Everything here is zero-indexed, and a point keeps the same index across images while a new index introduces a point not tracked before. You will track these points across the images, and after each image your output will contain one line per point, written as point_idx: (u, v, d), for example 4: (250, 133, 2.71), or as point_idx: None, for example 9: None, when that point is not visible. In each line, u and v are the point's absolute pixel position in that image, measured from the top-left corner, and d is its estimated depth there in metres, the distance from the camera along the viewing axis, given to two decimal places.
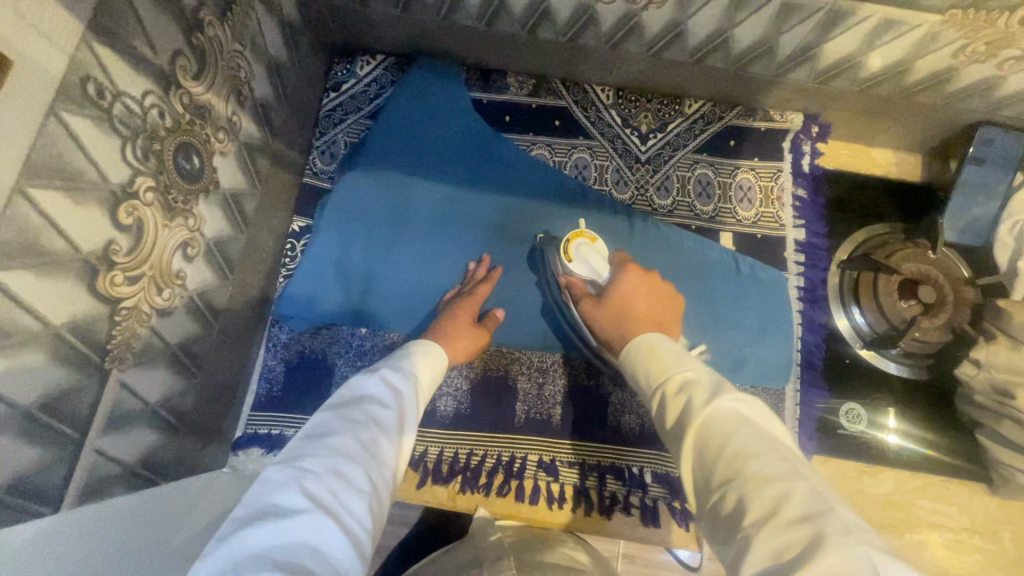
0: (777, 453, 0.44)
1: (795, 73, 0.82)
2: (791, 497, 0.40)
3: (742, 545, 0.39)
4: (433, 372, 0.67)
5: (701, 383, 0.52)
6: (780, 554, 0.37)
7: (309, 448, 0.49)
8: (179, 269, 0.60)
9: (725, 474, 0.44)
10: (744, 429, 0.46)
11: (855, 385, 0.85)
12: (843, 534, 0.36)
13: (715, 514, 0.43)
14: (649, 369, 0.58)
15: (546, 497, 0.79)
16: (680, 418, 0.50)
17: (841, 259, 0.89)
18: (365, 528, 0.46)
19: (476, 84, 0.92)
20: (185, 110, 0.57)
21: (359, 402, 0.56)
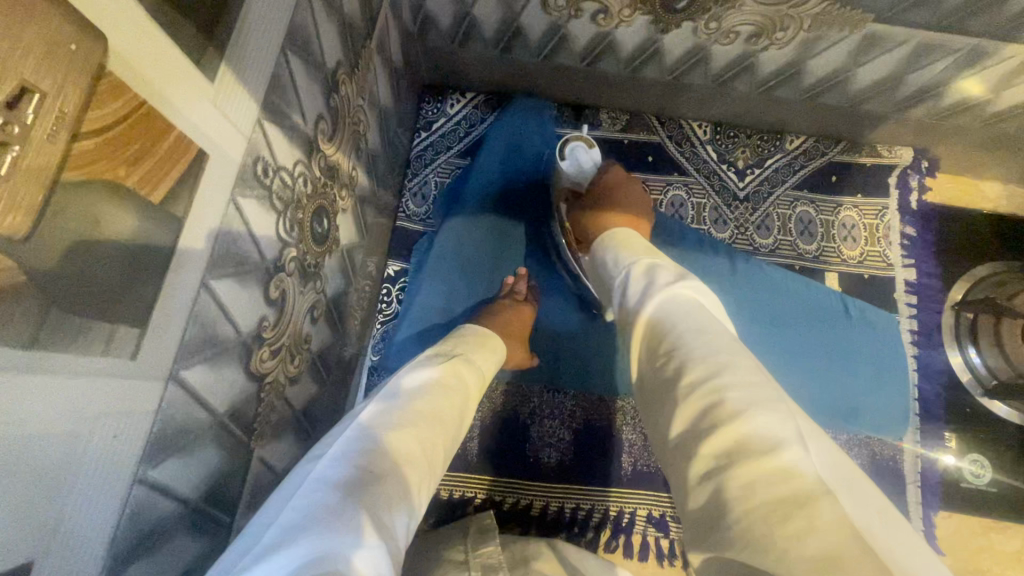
0: (723, 335, 0.43)
1: (913, 110, 0.78)
2: (732, 369, 0.39)
3: (675, 411, 0.39)
4: (483, 367, 0.61)
5: (668, 269, 0.52)
6: (704, 417, 0.37)
7: (361, 442, 0.43)
8: (307, 333, 0.59)
9: (669, 347, 0.43)
10: (699, 313, 0.46)
11: (979, 434, 0.82)
12: (771, 402, 0.37)
13: (656, 379, 0.43)
14: (619, 255, 0.59)
15: (656, 554, 0.76)
16: (639, 299, 0.50)
17: (956, 300, 0.85)
18: (405, 545, 0.40)
19: (568, 120, 0.91)
20: (321, 173, 0.55)
21: (408, 397, 0.50)
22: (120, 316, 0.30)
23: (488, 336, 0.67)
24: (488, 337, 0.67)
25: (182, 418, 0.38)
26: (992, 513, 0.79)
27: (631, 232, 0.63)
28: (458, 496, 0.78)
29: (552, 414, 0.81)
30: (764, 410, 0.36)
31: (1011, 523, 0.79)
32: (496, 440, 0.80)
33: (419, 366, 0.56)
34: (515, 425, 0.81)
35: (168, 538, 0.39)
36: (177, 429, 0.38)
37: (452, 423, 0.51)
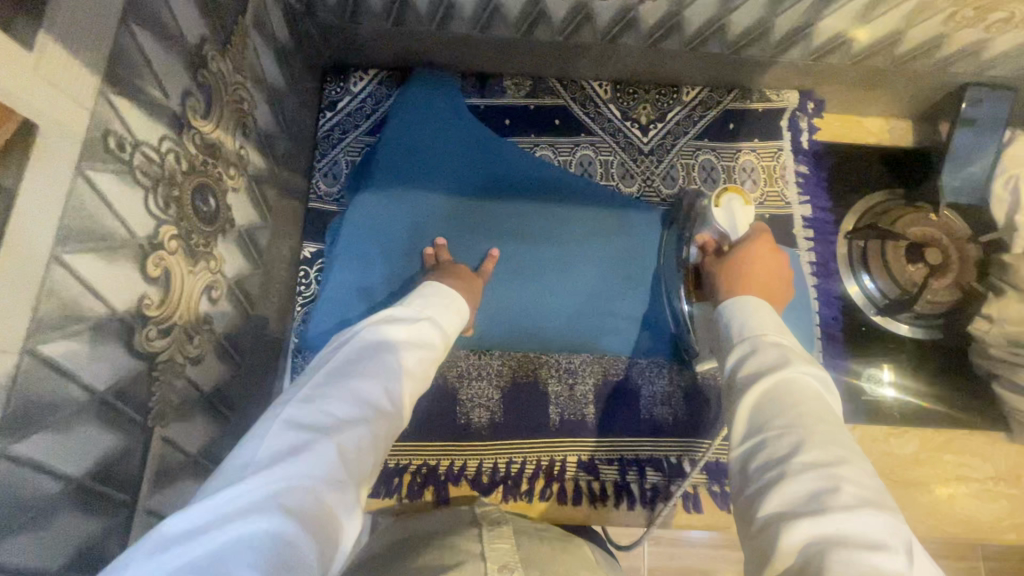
0: (839, 429, 0.48)
1: (790, 52, 0.83)
2: (848, 467, 0.45)
3: (778, 482, 0.45)
4: (450, 329, 0.69)
5: (792, 347, 0.56)
6: (809, 499, 0.43)
7: (328, 390, 0.54)
8: (206, 313, 0.59)
9: (786, 422, 0.48)
10: (816, 401, 0.50)
11: (878, 352, 0.89)
12: (881, 509, 0.43)
13: (760, 447, 0.49)
14: (743, 319, 0.60)
15: (589, 496, 0.81)
16: (757, 364, 0.54)
17: (848, 230, 0.91)
18: (366, 474, 0.51)
19: (473, 90, 0.92)
20: (199, 151, 0.54)
21: (373, 349, 0.60)
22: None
23: (459, 302, 0.72)
24: (459, 301, 0.72)
25: (47, 392, 0.38)
26: (891, 421, 0.86)
27: (765, 304, 0.62)
28: (395, 464, 0.80)
29: (480, 376, 0.83)
30: (874, 513, 0.42)
31: (906, 428, 0.86)
32: (427, 408, 0.82)
33: (388, 321, 0.65)
34: (443, 390, 0.83)
35: (48, 514, 0.40)
36: (41, 404, 0.38)
37: (411, 371, 0.61)
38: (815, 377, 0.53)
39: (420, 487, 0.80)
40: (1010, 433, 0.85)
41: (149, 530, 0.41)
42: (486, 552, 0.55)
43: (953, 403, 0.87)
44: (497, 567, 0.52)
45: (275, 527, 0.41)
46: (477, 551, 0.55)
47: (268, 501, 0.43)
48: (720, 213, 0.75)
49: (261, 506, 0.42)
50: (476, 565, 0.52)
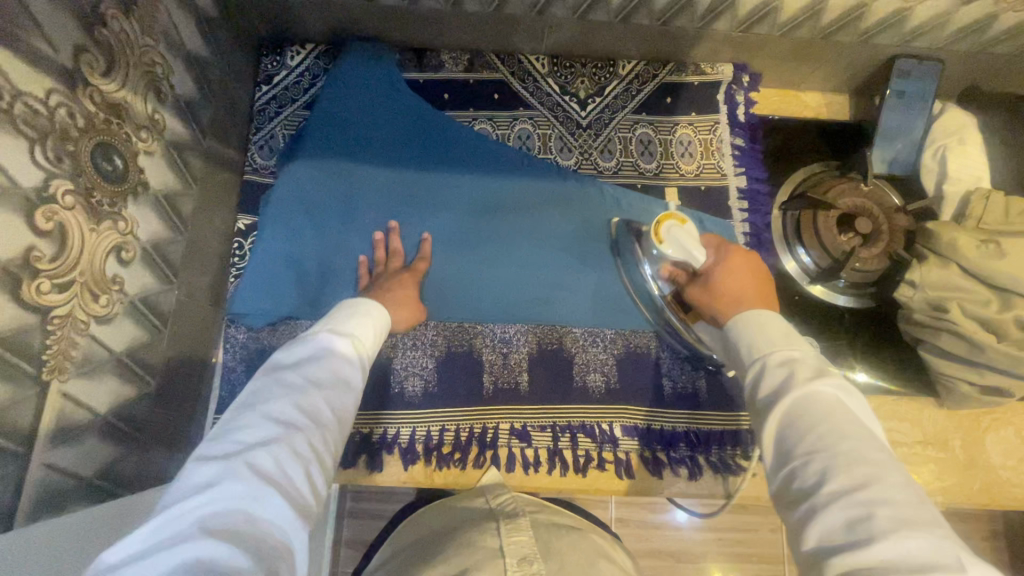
0: (870, 442, 0.50)
1: (718, 23, 0.84)
2: (882, 484, 0.46)
3: (817, 509, 0.47)
4: (376, 335, 0.69)
5: (805, 361, 0.57)
6: (850, 525, 0.45)
7: (244, 419, 0.53)
8: (114, 274, 0.59)
9: (809, 448, 0.50)
10: (839, 415, 0.52)
11: (813, 321, 0.90)
12: (929, 527, 0.44)
13: (792, 475, 0.51)
14: (750, 339, 0.62)
15: (521, 463, 0.81)
16: (775, 388, 0.56)
17: (782, 202, 0.93)
18: (305, 489, 0.50)
19: (411, 64, 0.93)
20: (99, 109, 0.55)
21: (290, 370, 0.59)
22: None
23: (375, 307, 0.71)
24: (375, 309, 0.71)
25: None
26: None
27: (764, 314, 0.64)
28: None
29: (415, 346, 0.84)
30: (918, 531, 0.43)
31: None
32: None
33: (307, 338, 0.64)
34: (378, 360, 0.83)
35: None
36: None
37: (336, 381, 0.60)
38: (830, 384, 0.54)
39: (353, 456, 0.80)
40: (937, 398, 0.86)
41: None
42: (505, 546, 0.62)
43: (884, 367, 0.88)
44: (517, 561, 0.59)
45: (202, 555, 0.41)
46: (496, 546, 0.62)
47: (188, 533, 0.42)
48: (665, 247, 0.72)
49: (182, 539, 0.42)
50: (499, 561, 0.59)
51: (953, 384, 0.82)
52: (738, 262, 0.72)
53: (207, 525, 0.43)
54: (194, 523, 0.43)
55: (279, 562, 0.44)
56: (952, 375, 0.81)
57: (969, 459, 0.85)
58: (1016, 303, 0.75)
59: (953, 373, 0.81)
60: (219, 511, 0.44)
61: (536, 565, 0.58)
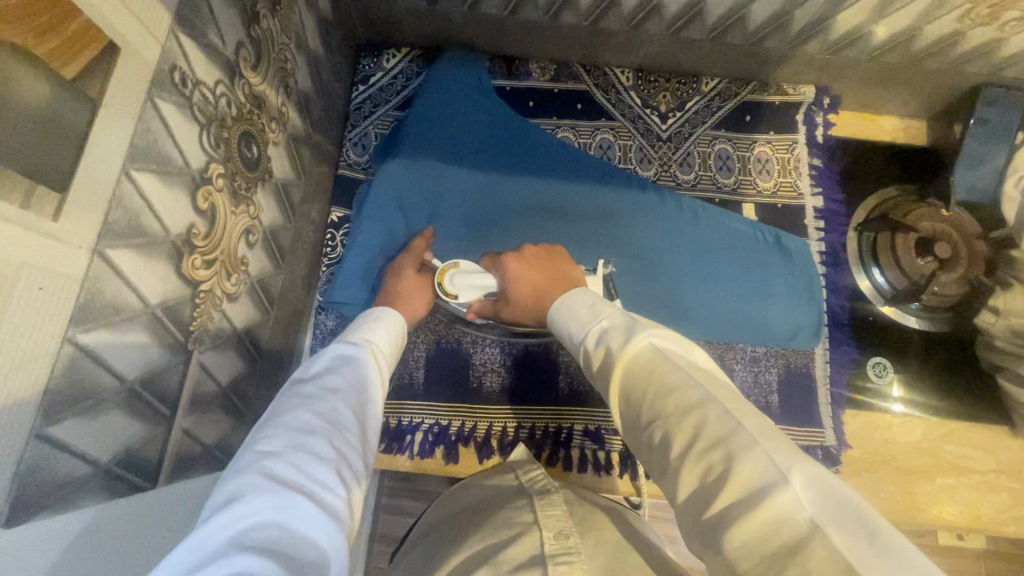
0: (689, 379, 0.44)
1: (808, 45, 0.86)
2: (706, 420, 0.41)
3: (673, 477, 0.42)
4: (387, 346, 0.65)
5: (616, 329, 0.53)
6: (700, 481, 0.39)
7: (263, 431, 0.46)
8: (243, 255, 0.62)
9: (651, 415, 0.45)
10: (665, 365, 0.47)
11: (886, 343, 0.90)
12: (749, 445, 0.38)
13: (647, 447, 0.46)
14: (570, 327, 0.58)
15: (594, 465, 0.82)
16: (607, 368, 0.51)
17: (858, 222, 0.94)
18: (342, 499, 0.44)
19: (500, 72, 0.96)
20: (246, 99, 0.59)
21: (305, 381, 0.54)
22: (26, 165, 0.33)
23: (386, 317, 0.68)
24: (391, 314, 0.70)
25: (111, 294, 0.42)
26: (894, 408, 0.87)
27: (570, 292, 0.62)
28: (409, 422, 0.83)
29: (493, 342, 0.87)
30: (744, 455, 0.38)
31: (909, 416, 0.87)
32: (441, 370, 0.86)
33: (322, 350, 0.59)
34: (459, 354, 0.86)
35: (107, 410, 0.43)
36: (107, 304, 0.41)
37: (356, 390, 0.55)
38: (645, 339, 0.49)
39: (431, 446, 0.82)
40: (1012, 427, 0.86)
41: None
42: (540, 519, 0.60)
43: (961, 394, 0.88)
44: (553, 535, 0.57)
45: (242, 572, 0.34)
46: (531, 521, 0.60)
47: (221, 553, 0.36)
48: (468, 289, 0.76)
49: (215, 560, 0.35)
50: (535, 534, 0.57)
51: None
52: (516, 268, 0.73)
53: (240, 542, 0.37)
54: (227, 542, 0.37)
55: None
56: None
57: None
58: None
59: None
60: (255, 526, 0.38)
61: (572, 540, 0.57)
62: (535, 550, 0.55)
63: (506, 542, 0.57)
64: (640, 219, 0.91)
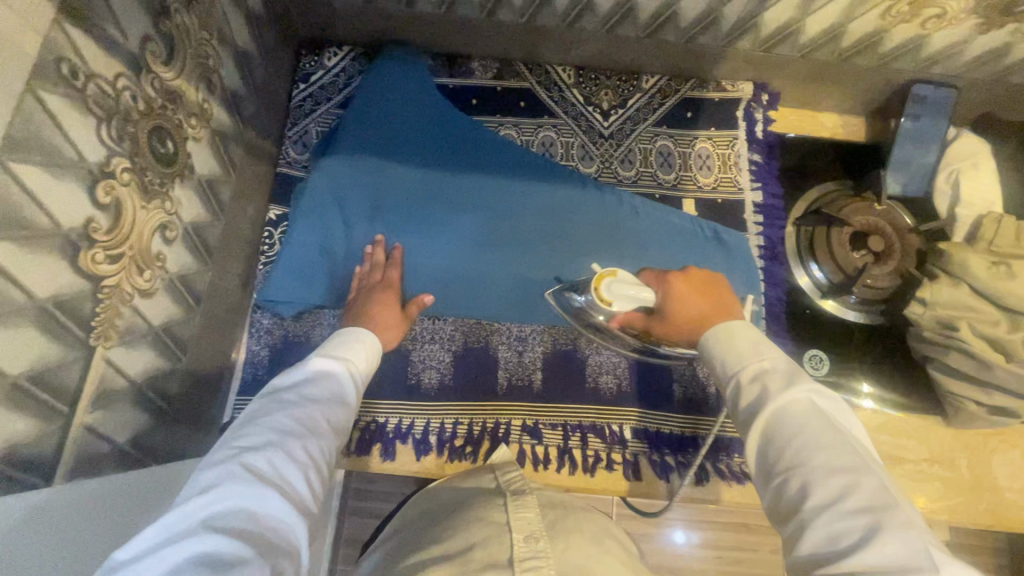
0: (850, 450, 0.51)
1: (741, 42, 0.87)
2: (858, 492, 0.48)
3: (805, 525, 0.48)
4: (367, 360, 0.71)
5: (775, 372, 0.58)
6: (835, 539, 0.46)
7: (247, 428, 0.55)
8: (158, 251, 0.62)
9: (791, 459, 0.52)
10: (824, 427, 0.53)
11: (821, 336, 0.92)
12: (900, 526, 0.45)
13: (777, 491, 0.52)
14: (725, 354, 0.62)
15: (532, 459, 0.83)
16: (750, 405, 0.57)
17: (796, 218, 0.95)
18: (305, 492, 0.52)
19: (441, 70, 0.96)
20: (157, 94, 0.58)
21: (288, 387, 0.62)
22: None
23: (364, 335, 0.73)
24: (368, 336, 0.73)
25: None
26: None
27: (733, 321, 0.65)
28: None
29: (433, 339, 0.87)
30: (887, 533, 0.45)
31: (844, 407, 0.88)
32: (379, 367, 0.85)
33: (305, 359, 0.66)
34: (398, 352, 0.86)
35: None
36: None
37: (332, 397, 0.63)
38: (810, 392, 0.56)
39: (368, 443, 0.82)
40: (945, 417, 0.87)
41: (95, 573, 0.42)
42: (512, 521, 0.61)
43: (894, 384, 0.89)
44: (522, 538, 0.58)
45: (211, 549, 0.43)
46: (503, 521, 0.62)
47: (196, 528, 0.45)
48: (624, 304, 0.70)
49: (190, 534, 0.44)
50: (506, 536, 0.59)
51: (961, 403, 0.83)
52: (681, 291, 0.69)
53: (213, 522, 0.46)
54: (202, 521, 0.46)
55: (283, 560, 0.46)
56: (961, 394, 0.82)
57: (974, 479, 0.86)
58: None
59: (962, 393, 0.82)
60: (227, 510, 0.47)
61: (541, 543, 0.58)
62: (505, 553, 0.56)
63: (475, 542, 0.57)
64: (580, 215, 0.91)
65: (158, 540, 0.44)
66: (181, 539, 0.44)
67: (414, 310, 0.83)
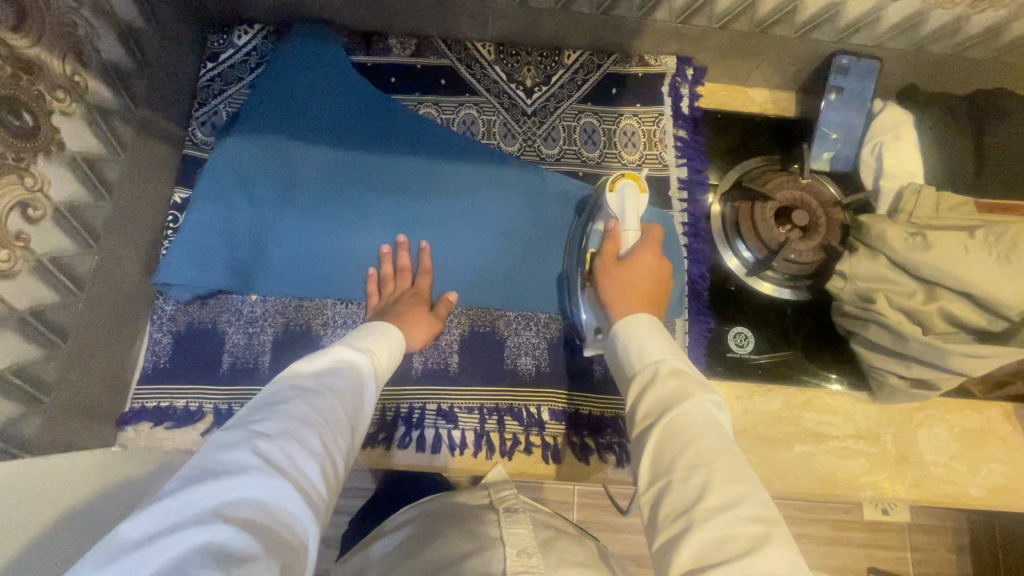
0: (739, 460, 0.50)
1: (657, 13, 0.85)
2: (745, 501, 0.47)
3: (694, 530, 0.45)
4: (388, 359, 0.67)
5: (687, 377, 0.56)
6: (722, 544, 0.44)
7: (263, 415, 0.50)
8: (19, 230, 0.60)
9: (685, 464, 0.49)
10: (716, 432, 0.51)
11: (746, 312, 0.90)
12: (783, 539, 0.44)
13: (665, 494, 0.49)
14: (639, 345, 0.61)
15: (448, 444, 0.80)
16: (659, 400, 0.55)
17: (721, 194, 0.93)
18: (322, 494, 0.48)
19: (358, 48, 0.93)
20: (7, 63, 0.57)
21: (313, 374, 0.57)
22: None
23: (392, 332, 0.70)
24: (392, 332, 0.71)
25: None
26: (754, 377, 0.87)
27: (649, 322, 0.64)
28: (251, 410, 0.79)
29: (345, 324, 0.83)
30: (771, 546, 0.44)
31: (769, 384, 0.87)
32: (288, 354, 0.82)
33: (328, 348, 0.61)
34: (307, 337, 0.83)
35: None
36: None
37: (357, 393, 0.58)
38: (710, 400, 0.54)
39: None
40: (870, 393, 0.86)
41: (83, 563, 0.37)
42: (506, 537, 0.59)
43: (818, 359, 0.88)
44: (515, 553, 0.56)
45: (222, 545, 0.39)
46: (496, 535, 0.60)
47: (207, 517, 0.40)
48: (613, 199, 0.78)
49: (200, 523, 0.39)
50: (500, 551, 0.57)
51: (884, 377, 0.81)
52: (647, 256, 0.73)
53: (222, 512, 0.41)
54: (213, 511, 0.41)
55: (291, 561, 0.42)
56: (882, 368, 0.80)
57: (901, 456, 0.84)
58: (941, 295, 0.74)
59: (883, 366, 0.80)
60: (240, 504, 0.42)
61: (535, 559, 0.56)
62: (498, 567, 0.54)
63: (467, 554, 0.56)
64: (500, 195, 0.89)
65: (165, 525, 0.39)
66: (189, 528, 0.39)
67: (444, 310, 0.82)
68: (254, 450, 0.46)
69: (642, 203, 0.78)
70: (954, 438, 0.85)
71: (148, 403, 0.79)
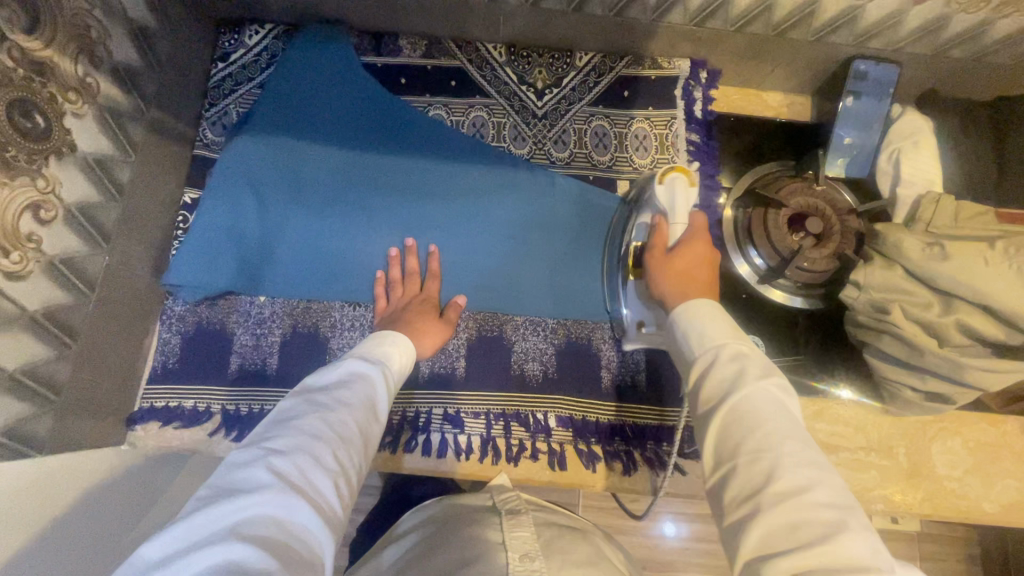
0: (808, 445, 0.49)
1: (670, 16, 0.84)
2: (821, 486, 0.46)
3: (765, 513, 0.45)
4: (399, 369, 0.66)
5: (755, 359, 0.55)
6: (795, 530, 0.44)
7: (276, 431, 0.50)
8: (30, 232, 0.60)
9: (754, 448, 0.49)
10: (785, 417, 0.51)
11: (757, 321, 0.89)
12: (862, 527, 0.44)
13: (731, 478, 0.49)
14: (700, 329, 0.60)
15: (454, 449, 0.80)
16: (720, 384, 0.54)
17: (734, 199, 0.91)
18: (336, 506, 0.48)
19: (368, 49, 0.93)
20: (17, 65, 0.58)
21: (323, 389, 0.56)
22: None
23: (402, 341, 0.69)
24: (402, 339, 0.70)
25: None
26: None
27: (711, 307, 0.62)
28: (260, 411, 0.80)
29: (352, 327, 0.84)
30: (851, 534, 0.43)
31: None
32: (296, 355, 0.82)
33: (338, 362, 0.61)
34: (315, 339, 0.83)
35: None
36: None
37: (369, 404, 0.58)
38: (777, 385, 0.53)
39: None
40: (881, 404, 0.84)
41: None
42: (507, 541, 0.59)
43: (829, 369, 0.87)
44: (518, 557, 0.56)
45: (237, 562, 0.39)
46: (497, 541, 0.59)
47: (223, 536, 0.40)
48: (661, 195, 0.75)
49: (217, 543, 0.40)
50: (502, 556, 0.56)
51: (897, 389, 0.80)
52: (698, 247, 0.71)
53: (238, 529, 0.41)
54: (229, 529, 0.41)
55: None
56: (895, 380, 0.79)
57: (911, 468, 0.83)
58: (957, 306, 0.71)
59: (895, 378, 0.78)
60: (255, 521, 0.42)
61: (537, 563, 0.55)
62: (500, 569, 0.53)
63: (470, 559, 0.55)
64: (508, 197, 0.88)
65: (184, 546, 0.40)
66: (207, 547, 0.39)
67: (451, 314, 0.82)
68: (267, 467, 0.46)
69: (691, 196, 0.74)
70: (968, 452, 0.83)
71: (157, 403, 0.79)
